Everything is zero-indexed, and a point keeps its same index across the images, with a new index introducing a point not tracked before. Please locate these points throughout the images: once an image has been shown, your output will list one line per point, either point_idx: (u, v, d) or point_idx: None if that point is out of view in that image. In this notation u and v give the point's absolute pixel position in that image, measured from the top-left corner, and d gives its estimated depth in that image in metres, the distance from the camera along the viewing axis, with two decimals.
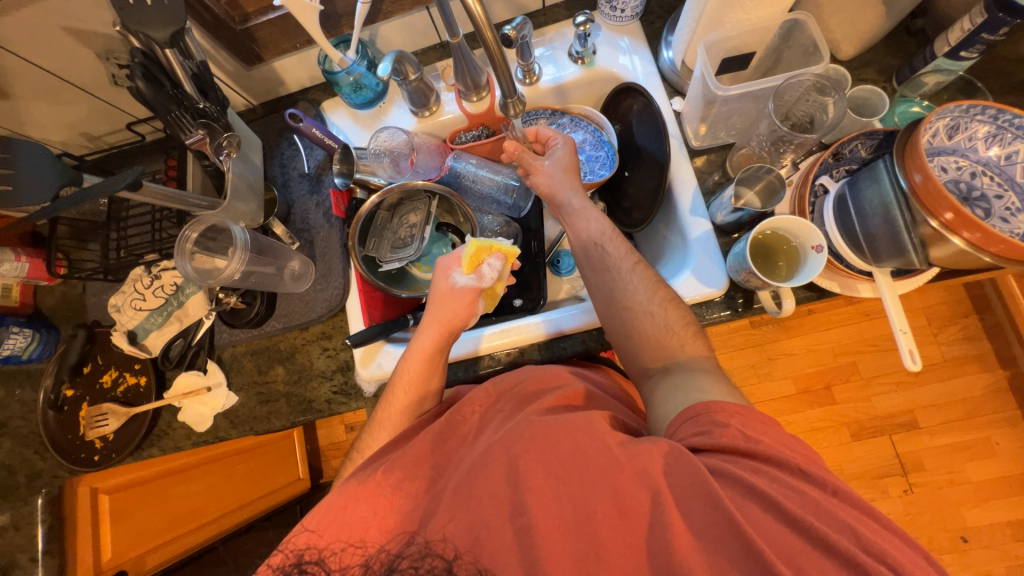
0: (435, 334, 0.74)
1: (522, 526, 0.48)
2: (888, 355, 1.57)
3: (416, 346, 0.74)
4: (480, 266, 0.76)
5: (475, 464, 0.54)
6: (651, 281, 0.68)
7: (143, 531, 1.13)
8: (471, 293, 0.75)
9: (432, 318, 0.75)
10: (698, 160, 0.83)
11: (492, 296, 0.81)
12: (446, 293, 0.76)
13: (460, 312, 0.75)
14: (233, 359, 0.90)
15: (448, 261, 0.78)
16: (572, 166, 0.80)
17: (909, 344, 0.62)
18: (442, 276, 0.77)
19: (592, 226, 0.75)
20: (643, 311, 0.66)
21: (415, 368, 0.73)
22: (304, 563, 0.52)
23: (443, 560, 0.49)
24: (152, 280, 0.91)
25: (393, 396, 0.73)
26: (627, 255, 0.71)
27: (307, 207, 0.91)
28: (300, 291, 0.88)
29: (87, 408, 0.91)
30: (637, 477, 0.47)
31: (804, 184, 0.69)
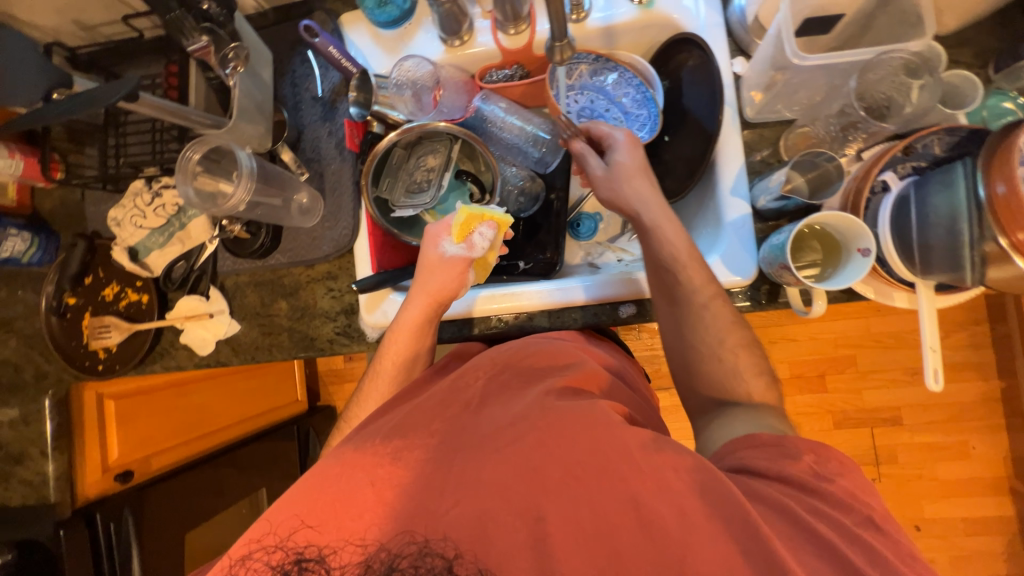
0: (424, 304, 0.74)
1: (535, 526, 0.50)
2: (888, 352, 1.56)
3: (405, 316, 0.75)
4: (471, 235, 0.74)
5: (477, 442, 0.55)
6: (728, 319, 0.66)
7: (148, 436, 1.18)
8: (462, 263, 0.74)
9: (420, 288, 0.74)
10: (748, 134, 0.75)
11: (485, 266, 0.78)
12: (435, 262, 0.74)
13: (449, 283, 0.73)
14: (236, 288, 0.88)
15: (436, 229, 0.76)
16: (642, 172, 0.73)
17: (935, 362, 0.59)
18: (430, 244, 0.75)
19: (666, 247, 0.68)
20: (711, 353, 0.66)
21: (402, 340, 0.75)
22: (303, 561, 0.51)
23: (444, 560, 0.49)
24: (153, 198, 0.86)
25: (381, 368, 0.76)
26: (704, 287, 0.67)
27: (319, 135, 0.85)
28: (307, 227, 0.84)
29: (89, 318, 0.91)
30: (646, 486, 0.49)
31: (863, 179, 0.62)
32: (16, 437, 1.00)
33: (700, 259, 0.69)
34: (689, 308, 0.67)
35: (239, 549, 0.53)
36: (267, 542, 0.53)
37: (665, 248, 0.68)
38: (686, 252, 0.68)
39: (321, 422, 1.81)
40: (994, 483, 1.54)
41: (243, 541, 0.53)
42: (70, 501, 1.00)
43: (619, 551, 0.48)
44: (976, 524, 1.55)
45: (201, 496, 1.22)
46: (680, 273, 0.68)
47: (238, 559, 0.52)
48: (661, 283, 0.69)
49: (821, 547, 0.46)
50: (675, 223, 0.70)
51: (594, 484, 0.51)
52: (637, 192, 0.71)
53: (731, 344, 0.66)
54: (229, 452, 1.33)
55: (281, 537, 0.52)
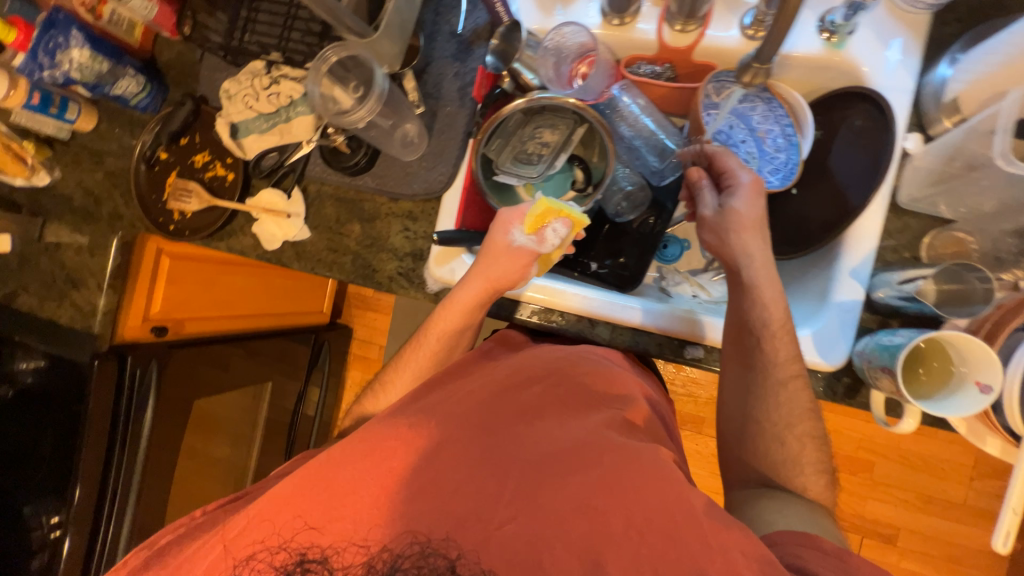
0: (480, 288, 0.72)
1: (552, 547, 0.50)
2: (911, 473, 1.49)
3: (457, 295, 0.73)
4: (543, 229, 0.72)
5: (516, 444, 0.57)
6: (802, 403, 0.63)
7: (189, 301, 1.23)
8: (528, 255, 0.72)
9: (479, 271, 0.72)
10: (895, 219, 0.67)
11: (547, 262, 0.76)
12: (501, 249, 0.71)
13: (511, 273, 0.71)
14: (318, 196, 0.88)
15: (509, 215, 0.73)
16: (754, 225, 0.67)
17: (1010, 524, 0.55)
18: (500, 229, 0.73)
19: (756, 311, 0.65)
20: (773, 435, 0.64)
21: (453, 317, 0.74)
22: (306, 562, 0.52)
23: (445, 560, 0.50)
24: (270, 83, 0.86)
25: (425, 339, 0.77)
26: (786, 364, 0.64)
27: (444, 73, 0.81)
28: (405, 159, 0.82)
29: (175, 178, 0.93)
30: (679, 549, 0.48)
31: (1009, 312, 0.56)
32: (79, 263, 1.05)
33: (790, 331, 0.65)
34: (763, 380, 0.64)
35: (243, 550, 0.53)
36: (269, 542, 0.53)
37: (757, 311, 0.65)
38: (779, 321, 0.64)
39: (336, 340, 1.87)
40: None
41: (245, 541, 0.54)
42: (110, 337, 1.06)
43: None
44: None
45: (212, 367, 1.27)
46: (765, 342, 0.64)
47: (242, 559, 0.53)
48: (740, 346, 0.66)
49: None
50: (774, 286, 0.65)
51: (622, 522, 0.50)
52: (747, 243, 0.66)
53: (797, 428, 0.63)
54: (244, 337, 1.37)
55: (284, 538, 0.53)
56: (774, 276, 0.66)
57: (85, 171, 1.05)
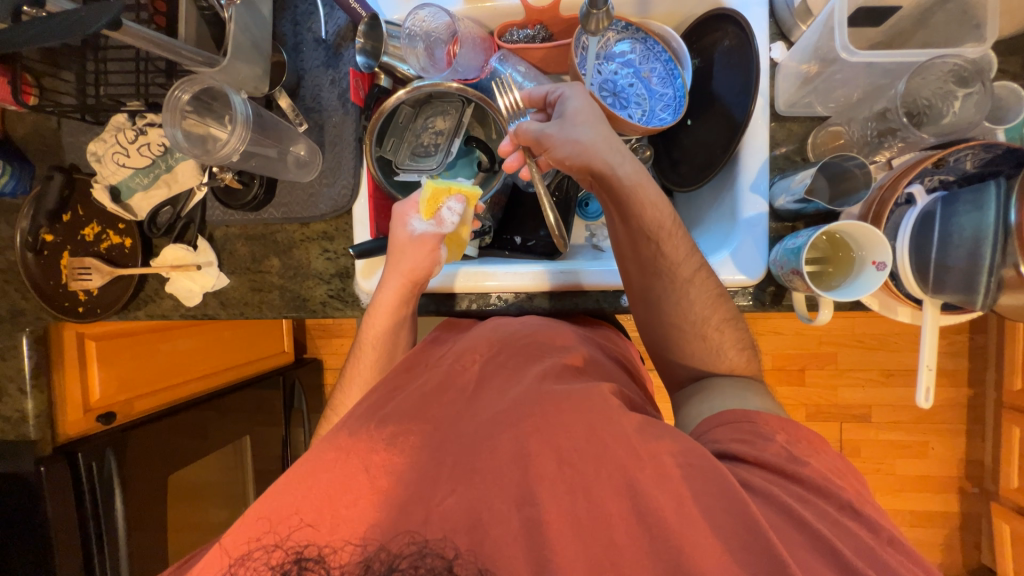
0: (399, 286, 0.73)
1: (530, 517, 0.51)
2: (870, 352, 1.60)
3: (381, 298, 0.74)
4: (439, 211, 0.72)
5: (485, 429, 0.57)
6: (710, 292, 0.67)
7: (133, 377, 1.17)
8: (432, 240, 0.72)
9: (394, 269, 0.73)
10: (778, 128, 0.71)
11: (458, 242, 0.78)
12: (405, 243, 0.72)
13: (421, 261, 0.73)
14: (226, 240, 0.84)
15: (404, 208, 0.74)
16: (597, 108, 0.66)
17: (927, 380, 0.60)
18: (399, 224, 0.73)
19: (650, 213, 0.65)
20: (695, 333, 0.68)
21: (381, 322, 0.75)
22: (303, 560, 0.52)
23: (443, 560, 0.51)
24: (136, 135, 0.81)
25: (363, 352, 0.77)
26: (686, 259, 0.66)
27: (320, 83, 0.78)
28: (304, 181, 0.80)
29: (68, 257, 0.87)
30: (659, 485, 0.50)
31: (890, 189, 0.59)
32: None
33: (680, 226, 0.67)
34: (672, 283, 0.67)
35: (239, 547, 0.54)
36: (267, 540, 0.53)
37: (647, 214, 0.65)
38: (667, 222, 0.66)
39: (306, 375, 1.83)
40: (947, 481, 1.63)
41: (242, 540, 0.54)
42: (50, 440, 1.00)
43: (600, 545, 0.49)
44: (924, 516, 1.65)
45: (188, 439, 1.23)
46: (663, 245, 0.66)
47: (239, 557, 0.53)
48: (641, 256, 0.68)
49: None
50: (655, 191, 0.66)
51: (562, 485, 0.52)
52: (608, 155, 0.64)
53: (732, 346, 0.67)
54: (210, 398, 1.32)
55: (281, 535, 0.53)
56: (651, 182, 0.66)
57: None
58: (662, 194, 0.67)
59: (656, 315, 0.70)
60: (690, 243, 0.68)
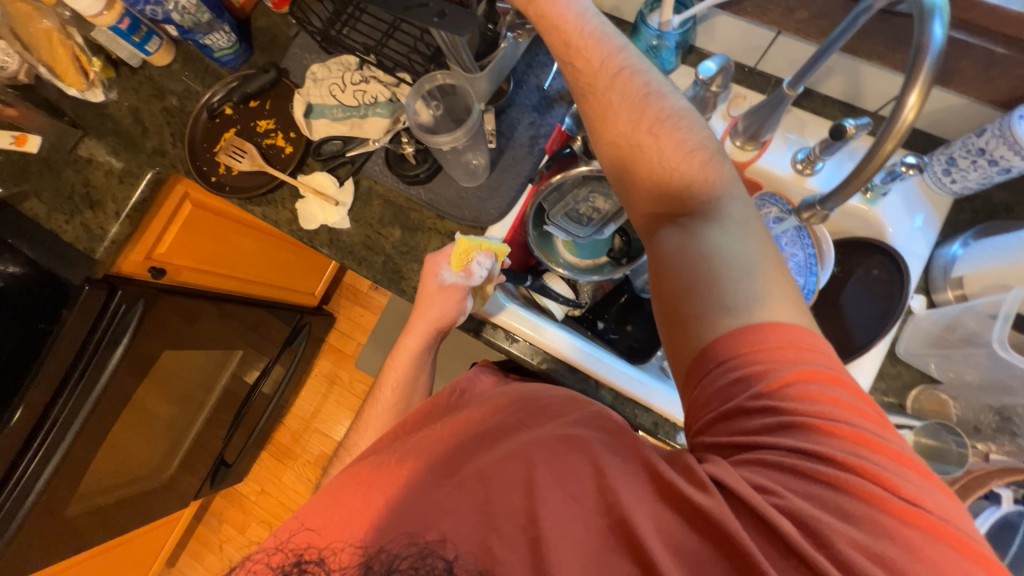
0: (425, 331, 0.80)
1: None
2: None
3: (407, 343, 0.82)
4: (468, 263, 0.76)
5: (506, 462, 0.53)
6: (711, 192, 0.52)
7: (196, 251, 1.22)
8: (460, 290, 0.77)
9: (421, 317, 0.80)
10: (888, 365, 0.75)
11: (483, 292, 0.82)
12: (434, 292, 0.78)
13: (447, 311, 0.78)
14: (367, 193, 0.91)
15: (435, 259, 0.79)
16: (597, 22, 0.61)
17: None
18: (430, 274, 0.79)
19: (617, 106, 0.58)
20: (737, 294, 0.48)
21: (400, 368, 0.83)
22: (304, 564, 0.52)
23: (443, 561, 0.49)
24: (359, 80, 0.91)
25: (380, 394, 0.83)
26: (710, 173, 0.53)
27: (520, 119, 0.88)
28: (463, 185, 0.87)
29: (234, 135, 0.95)
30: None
31: (980, 480, 0.61)
32: (105, 185, 1.03)
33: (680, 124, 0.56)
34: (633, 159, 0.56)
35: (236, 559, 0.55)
36: (267, 544, 0.54)
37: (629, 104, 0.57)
38: (681, 159, 0.54)
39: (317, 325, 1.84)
40: None
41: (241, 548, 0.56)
42: (109, 266, 1.03)
43: None
44: None
45: (182, 321, 1.18)
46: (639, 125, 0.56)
47: (240, 562, 0.55)
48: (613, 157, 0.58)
49: None
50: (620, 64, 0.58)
51: None
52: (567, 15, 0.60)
53: None
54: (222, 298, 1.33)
55: (281, 539, 0.54)
56: (618, 49, 0.59)
57: (142, 101, 1.05)
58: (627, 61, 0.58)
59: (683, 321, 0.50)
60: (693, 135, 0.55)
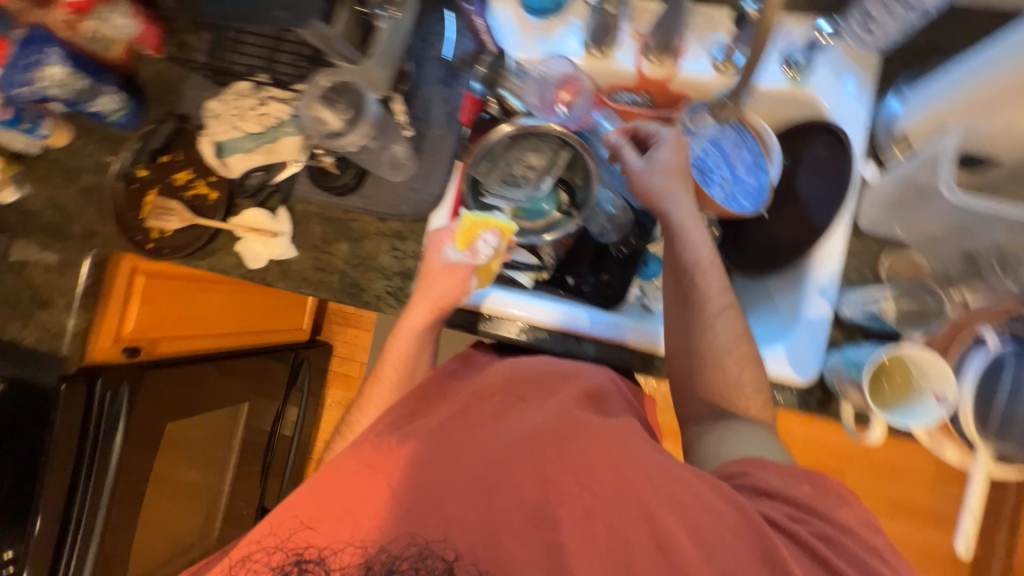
0: (427, 311, 0.75)
1: (541, 543, 0.52)
2: (885, 479, 1.50)
3: (408, 323, 0.76)
4: (475, 242, 0.75)
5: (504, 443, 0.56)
6: (736, 331, 0.69)
7: (164, 320, 1.20)
8: (464, 270, 0.74)
9: (423, 294, 0.75)
10: (854, 240, 0.74)
11: (488, 271, 0.76)
12: (438, 269, 0.74)
13: (451, 291, 0.74)
14: (304, 217, 0.88)
15: (441, 235, 0.76)
16: (680, 168, 0.73)
17: (971, 527, 0.58)
18: (434, 250, 0.75)
19: (689, 249, 0.70)
20: (714, 361, 0.68)
21: (402, 345, 0.77)
22: (303, 562, 0.54)
23: (443, 562, 0.52)
24: (257, 104, 0.87)
25: (381, 374, 0.79)
26: (718, 296, 0.69)
27: (432, 97, 0.84)
28: (394, 180, 0.84)
29: (156, 196, 0.92)
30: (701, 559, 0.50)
31: (961, 327, 0.60)
32: (48, 281, 1.02)
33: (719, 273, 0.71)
34: (698, 312, 0.69)
35: (254, 533, 0.57)
36: (267, 542, 0.55)
37: (689, 250, 0.70)
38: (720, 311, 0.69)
39: (315, 356, 1.83)
40: None
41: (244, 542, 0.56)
42: (80, 359, 1.03)
43: None
44: None
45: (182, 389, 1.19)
46: (698, 278, 0.70)
47: (240, 558, 0.55)
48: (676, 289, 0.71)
49: None
50: (695, 224, 0.71)
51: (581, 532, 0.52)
52: (685, 222, 0.71)
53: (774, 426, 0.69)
54: (214, 359, 1.31)
55: (281, 538, 0.56)
56: (699, 221, 0.72)
57: (57, 187, 1.02)
58: (704, 231, 0.71)
59: (698, 388, 0.69)
60: (725, 285, 0.71)
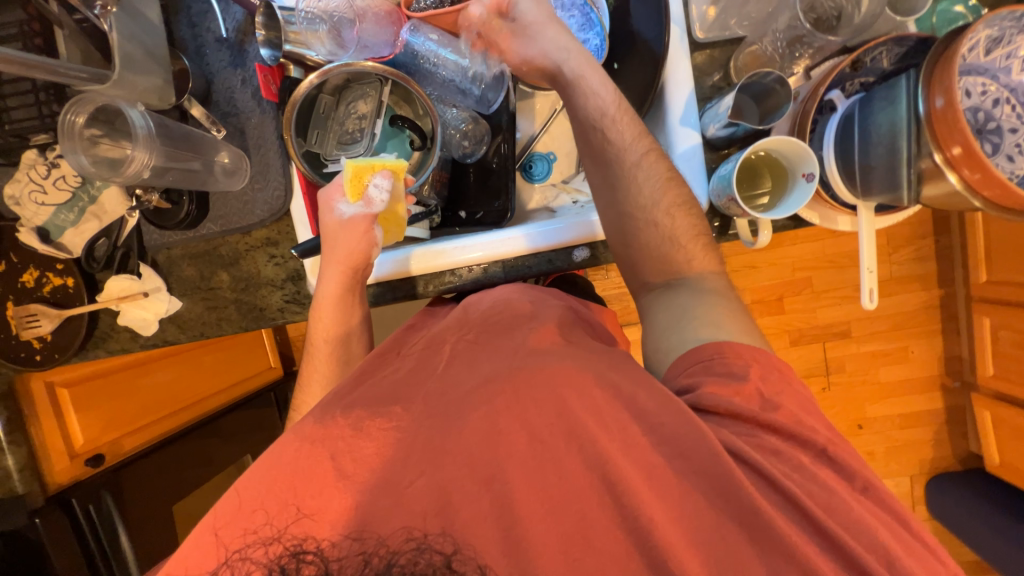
0: (339, 274, 0.72)
1: (500, 498, 0.45)
2: (847, 271, 1.55)
3: (323, 291, 0.73)
4: (366, 189, 0.69)
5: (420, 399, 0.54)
6: (660, 174, 0.66)
7: (115, 417, 1.16)
8: (363, 221, 0.71)
9: (330, 258, 0.71)
10: (698, 56, 0.70)
11: (396, 221, 0.74)
12: (335, 228, 0.70)
13: (355, 246, 0.71)
14: (170, 263, 0.82)
15: (329, 192, 0.71)
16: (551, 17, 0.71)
17: (870, 283, 0.62)
18: (327, 210, 0.71)
19: (592, 101, 0.67)
20: (647, 218, 0.66)
21: (327, 317, 0.74)
22: (301, 554, 0.43)
23: (442, 555, 0.43)
24: (49, 170, 0.78)
25: (315, 350, 0.76)
26: (633, 144, 0.67)
27: (232, 84, 0.77)
28: (236, 189, 0.78)
29: (12, 308, 0.83)
30: (662, 438, 0.48)
31: (811, 98, 0.62)
32: None
33: (628, 115, 0.68)
34: (620, 165, 0.67)
35: (237, 540, 0.44)
36: (262, 532, 0.44)
37: (591, 101, 0.67)
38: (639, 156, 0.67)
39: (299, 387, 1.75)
40: (929, 382, 1.63)
41: (238, 532, 0.44)
42: (40, 490, 0.97)
43: (584, 512, 0.46)
44: (912, 418, 1.64)
45: (159, 477, 1.16)
46: (608, 130, 0.67)
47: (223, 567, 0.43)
48: (590, 147, 0.69)
49: (734, 496, 0.45)
50: (593, 72, 0.68)
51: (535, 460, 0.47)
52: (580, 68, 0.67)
53: (702, 260, 0.66)
54: (197, 428, 1.28)
55: (278, 528, 0.44)
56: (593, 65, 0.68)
57: None
58: (603, 78, 0.68)
59: (636, 252, 0.67)
60: (639, 129, 0.68)
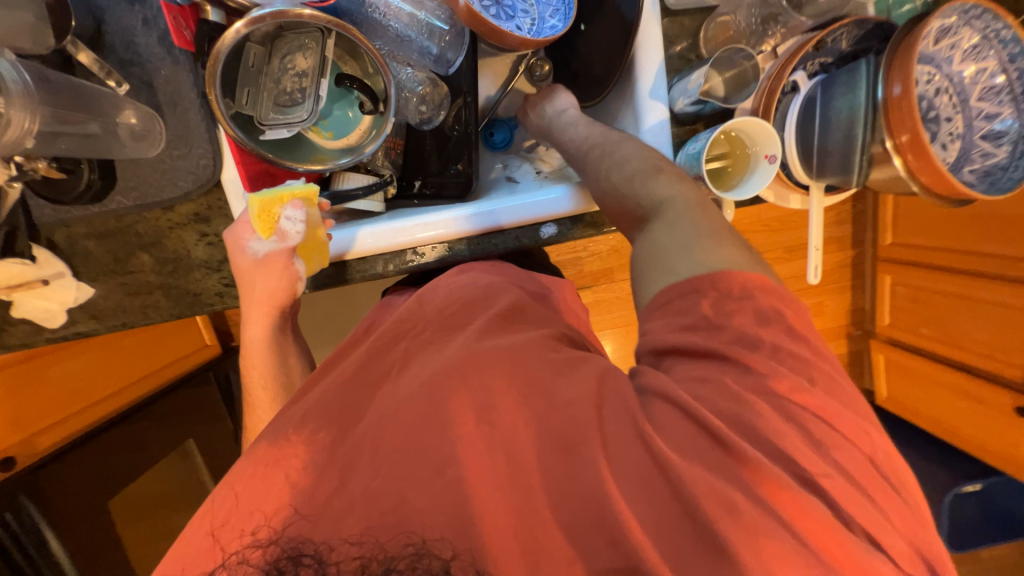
0: (263, 314, 0.69)
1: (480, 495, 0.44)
2: (778, 235, 1.68)
3: (251, 338, 0.72)
4: (278, 223, 0.63)
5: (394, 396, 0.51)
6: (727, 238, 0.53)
7: (22, 416, 0.96)
8: (282, 257, 0.65)
9: (251, 300, 0.68)
10: (669, 24, 0.68)
11: (317, 250, 0.68)
12: (250, 268, 0.65)
13: (278, 286, 0.67)
14: (73, 244, 0.69)
15: (238, 228, 0.65)
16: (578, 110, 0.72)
17: (817, 259, 0.67)
18: (237, 248, 0.65)
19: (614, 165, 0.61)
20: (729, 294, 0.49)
21: (259, 365, 0.72)
22: (298, 557, 0.43)
23: (440, 559, 0.42)
24: None
25: (255, 398, 0.74)
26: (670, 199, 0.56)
27: (129, 24, 0.64)
28: (151, 155, 0.66)
29: None
30: None
31: (778, 78, 0.63)
32: None
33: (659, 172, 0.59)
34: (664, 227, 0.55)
35: (234, 542, 0.44)
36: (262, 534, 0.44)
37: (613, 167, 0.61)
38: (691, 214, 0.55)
39: None
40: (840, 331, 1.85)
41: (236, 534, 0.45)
42: None
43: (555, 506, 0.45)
44: None
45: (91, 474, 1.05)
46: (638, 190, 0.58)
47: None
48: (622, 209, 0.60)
49: None
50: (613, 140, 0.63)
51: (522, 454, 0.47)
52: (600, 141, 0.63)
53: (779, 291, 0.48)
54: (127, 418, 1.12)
55: (276, 529, 0.44)
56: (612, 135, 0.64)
57: None
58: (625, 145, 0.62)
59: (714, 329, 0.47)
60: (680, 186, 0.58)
